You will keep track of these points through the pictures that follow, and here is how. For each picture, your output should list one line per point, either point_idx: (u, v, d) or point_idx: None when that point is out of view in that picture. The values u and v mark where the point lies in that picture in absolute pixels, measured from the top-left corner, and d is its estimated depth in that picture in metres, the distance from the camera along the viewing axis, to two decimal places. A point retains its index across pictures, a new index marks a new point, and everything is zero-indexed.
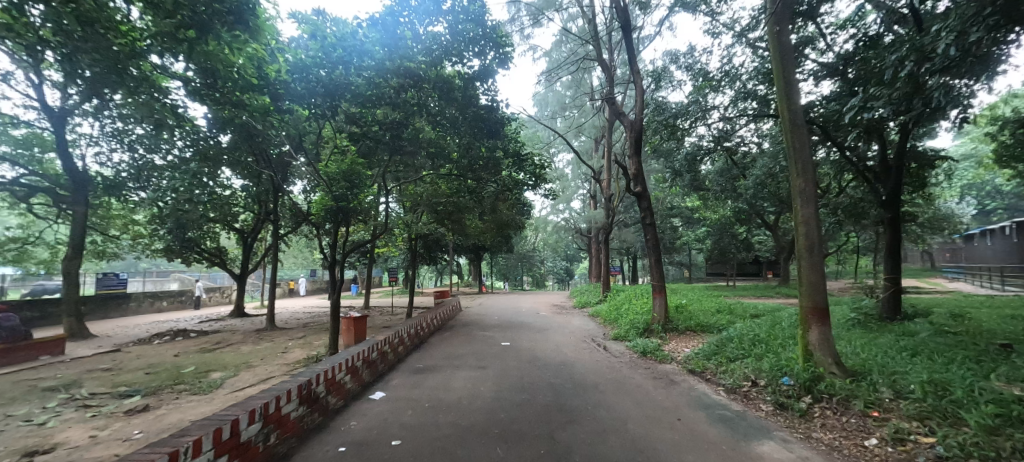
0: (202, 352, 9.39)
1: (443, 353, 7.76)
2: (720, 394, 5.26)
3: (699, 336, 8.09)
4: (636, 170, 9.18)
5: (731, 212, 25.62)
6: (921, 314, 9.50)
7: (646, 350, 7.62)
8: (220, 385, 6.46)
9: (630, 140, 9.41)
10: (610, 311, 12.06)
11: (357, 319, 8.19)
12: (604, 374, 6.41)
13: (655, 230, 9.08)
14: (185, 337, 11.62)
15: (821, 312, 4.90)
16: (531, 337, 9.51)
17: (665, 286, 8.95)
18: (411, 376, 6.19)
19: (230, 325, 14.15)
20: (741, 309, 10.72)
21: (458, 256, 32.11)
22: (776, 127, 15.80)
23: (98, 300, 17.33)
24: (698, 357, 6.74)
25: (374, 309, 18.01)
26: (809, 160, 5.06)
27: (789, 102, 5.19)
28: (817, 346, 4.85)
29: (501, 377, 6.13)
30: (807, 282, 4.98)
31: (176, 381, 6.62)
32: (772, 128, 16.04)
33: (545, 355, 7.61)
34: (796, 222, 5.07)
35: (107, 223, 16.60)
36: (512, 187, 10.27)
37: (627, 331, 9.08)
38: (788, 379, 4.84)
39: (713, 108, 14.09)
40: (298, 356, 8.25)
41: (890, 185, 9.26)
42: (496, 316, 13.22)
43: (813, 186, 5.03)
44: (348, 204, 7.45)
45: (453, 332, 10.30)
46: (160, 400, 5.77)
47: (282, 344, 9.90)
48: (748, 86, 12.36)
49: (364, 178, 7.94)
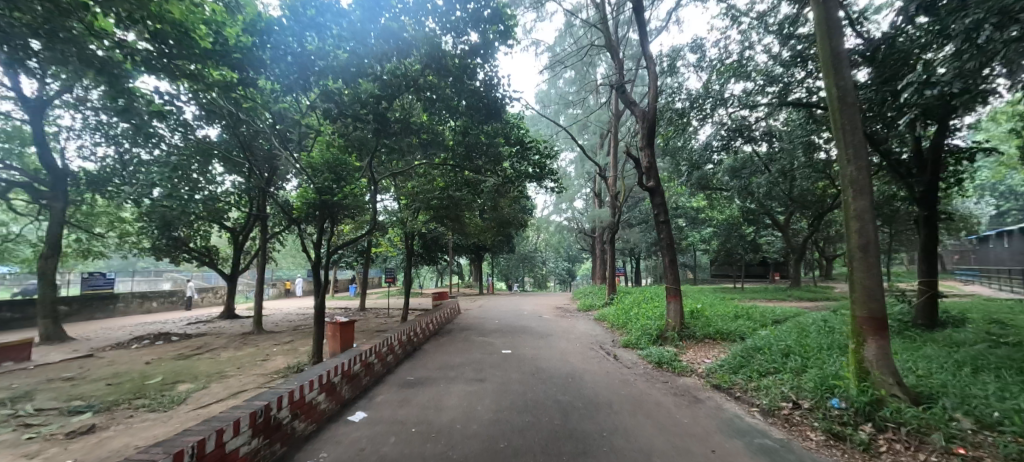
0: (178, 358, 8.70)
1: (437, 362, 7.02)
2: (754, 417, 4.51)
3: (719, 345, 7.35)
4: (649, 164, 8.45)
5: (739, 212, 24.86)
6: (958, 320, 8.75)
7: (662, 361, 6.89)
8: (184, 400, 5.74)
9: (643, 133, 8.68)
10: (618, 315, 11.33)
11: (345, 324, 7.38)
12: (617, 389, 5.67)
13: (669, 228, 8.34)
14: (165, 342, 10.93)
15: (878, 323, 4.16)
16: (533, 344, 8.78)
17: (681, 289, 8.23)
18: (399, 391, 5.46)
19: (216, 328, 13.46)
20: (759, 314, 9.98)
21: (458, 256, 31.45)
22: (790, 120, 15.06)
23: (83, 301, 16.71)
24: (722, 371, 5.99)
25: (370, 311, 17.33)
26: (862, 144, 4.32)
27: (837, 77, 4.48)
28: (874, 364, 4.11)
29: (500, 393, 5.38)
30: (861, 287, 4.23)
31: (137, 395, 5.90)
32: (786, 121, 15.30)
33: (549, 365, 6.85)
34: (847, 217, 4.33)
35: (92, 221, 15.96)
36: (515, 179, 9.59)
37: (639, 338, 8.35)
38: (839, 401, 4.09)
39: (728, 101, 13.40)
40: (278, 364, 7.54)
41: (925, 181, 8.46)
42: (496, 319, 12.46)
43: (867, 175, 4.28)
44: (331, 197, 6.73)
45: (450, 338, 9.57)
46: (110, 419, 5.05)
47: (264, 349, 9.19)
48: (765, 77, 11.61)
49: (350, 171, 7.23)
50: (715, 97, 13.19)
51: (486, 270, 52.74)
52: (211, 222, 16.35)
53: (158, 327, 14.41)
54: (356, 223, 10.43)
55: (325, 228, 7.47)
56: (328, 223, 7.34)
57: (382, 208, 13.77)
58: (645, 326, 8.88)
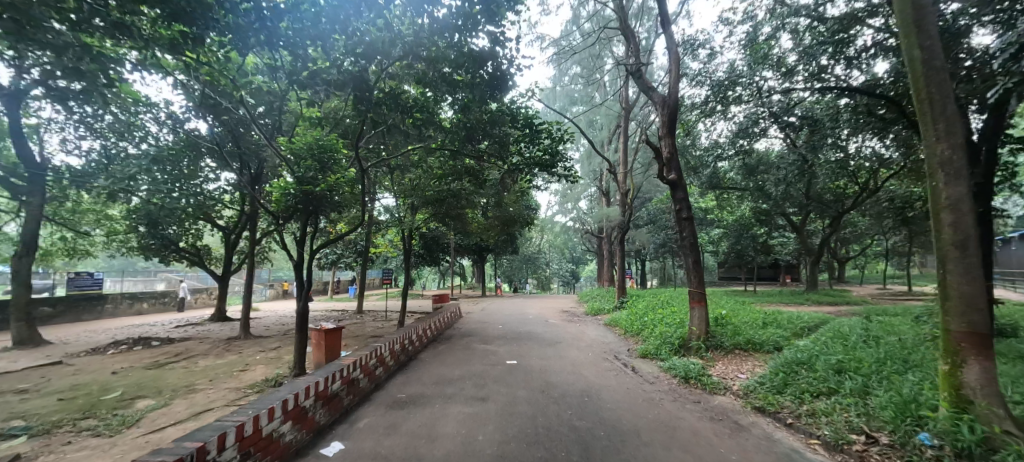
0: (151, 367, 7.93)
1: (433, 376, 6.21)
2: (818, 453, 3.67)
3: (752, 358, 6.50)
4: (670, 154, 7.67)
5: (752, 213, 23.98)
6: (1014, 330, 7.85)
7: (689, 376, 6.05)
8: (138, 420, 4.93)
9: (661, 122, 7.87)
10: (631, 320, 10.49)
11: (331, 331, 6.63)
12: (642, 411, 4.84)
13: (693, 225, 7.53)
14: (145, 347, 10.18)
15: (981, 342, 3.33)
16: (541, 353, 7.95)
17: (706, 294, 7.38)
18: (388, 414, 4.63)
19: (203, 332, 12.71)
20: (788, 321, 9.12)
21: (461, 258, 30.73)
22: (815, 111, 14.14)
23: (69, 302, 16.01)
24: (763, 390, 5.17)
25: (368, 314, 16.57)
26: (956, 116, 3.49)
27: (921, 36, 3.66)
28: (976, 392, 3.27)
29: (507, 417, 4.56)
30: (957, 294, 3.39)
31: (85, 415, 5.09)
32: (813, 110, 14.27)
33: (561, 380, 6.02)
34: (937, 207, 3.51)
35: (77, 219, 15.26)
36: (523, 168, 8.48)
37: (660, 348, 7.51)
38: (930, 438, 3.27)
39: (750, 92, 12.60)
40: (257, 374, 6.74)
41: (979, 175, 7.58)
42: (500, 324, 11.62)
43: (965, 154, 3.45)
44: (313, 189, 5.95)
45: (450, 346, 8.76)
46: (42, 446, 4.25)
47: (246, 357, 8.39)
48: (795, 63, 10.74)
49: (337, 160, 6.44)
50: (735, 88, 12.31)
51: (488, 271, 51.92)
52: (203, 220, 15.63)
53: (143, 330, 13.69)
54: (344, 221, 9.49)
55: (309, 223, 6.67)
56: (315, 217, 6.55)
57: (378, 204, 12.92)
58: (664, 335, 8.03)
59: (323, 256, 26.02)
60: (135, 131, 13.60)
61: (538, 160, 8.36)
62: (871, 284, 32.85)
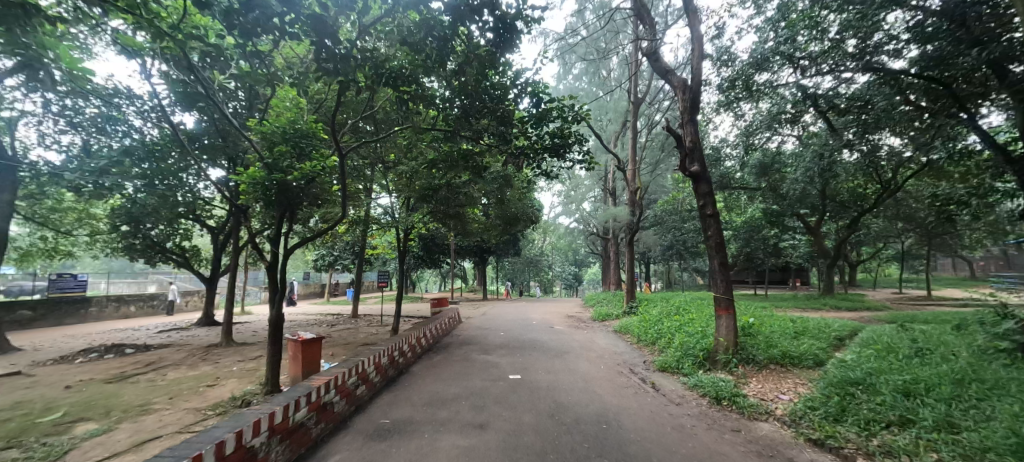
0: (115, 379, 7.15)
1: (425, 394, 5.40)
2: None
3: (790, 375, 5.70)
4: (693, 143, 6.84)
5: (763, 214, 23.14)
6: None
7: (721, 396, 5.23)
8: (69, 450, 4.13)
9: (681, 109, 7.06)
10: (644, 327, 9.68)
11: (309, 342, 5.82)
12: (674, 443, 4.00)
13: (718, 223, 6.71)
14: (117, 355, 9.40)
15: None
16: (548, 366, 7.14)
17: (734, 301, 6.54)
18: (368, 448, 3.80)
19: (186, 338, 11.95)
20: (818, 329, 8.30)
21: (462, 260, 29.94)
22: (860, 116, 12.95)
23: (50, 305, 15.26)
24: (817, 417, 4.33)
25: (363, 319, 15.80)
26: None
27: None
28: None
29: (511, 452, 3.72)
30: None
31: (9, 443, 4.29)
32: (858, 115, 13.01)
33: (573, 401, 5.20)
34: None
35: (57, 218, 14.44)
36: (530, 157, 7.46)
37: (682, 362, 6.67)
38: None
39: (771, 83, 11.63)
40: (226, 390, 5.95)
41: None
42: (502, 331, 10.77)
43: None
44: (284, 178, 5.12)
45: (446, 356, 7.94)
46: None
47: (222, 368, 7.57)
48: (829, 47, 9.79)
49: (314, 146, 5.61)
50: (756, 80, 11.34)
51: (490, 274, 51.11)
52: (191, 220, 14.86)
53: (124, 336, 12.93)
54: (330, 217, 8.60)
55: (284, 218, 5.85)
56: (290, 212, 5.74)
57: (373, 203, 12.12)
58: (686, 345, 7.17)
59: (319, 257, 25.20)
60: (117, 125, 12.82)
61: (545, 151, 7.41)
62: (883, 288, 31.88)
